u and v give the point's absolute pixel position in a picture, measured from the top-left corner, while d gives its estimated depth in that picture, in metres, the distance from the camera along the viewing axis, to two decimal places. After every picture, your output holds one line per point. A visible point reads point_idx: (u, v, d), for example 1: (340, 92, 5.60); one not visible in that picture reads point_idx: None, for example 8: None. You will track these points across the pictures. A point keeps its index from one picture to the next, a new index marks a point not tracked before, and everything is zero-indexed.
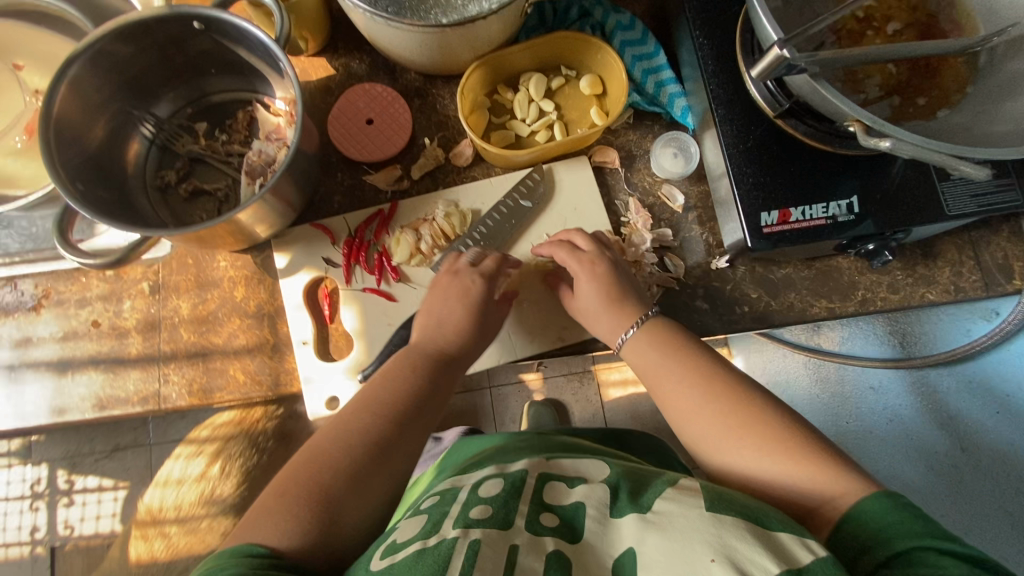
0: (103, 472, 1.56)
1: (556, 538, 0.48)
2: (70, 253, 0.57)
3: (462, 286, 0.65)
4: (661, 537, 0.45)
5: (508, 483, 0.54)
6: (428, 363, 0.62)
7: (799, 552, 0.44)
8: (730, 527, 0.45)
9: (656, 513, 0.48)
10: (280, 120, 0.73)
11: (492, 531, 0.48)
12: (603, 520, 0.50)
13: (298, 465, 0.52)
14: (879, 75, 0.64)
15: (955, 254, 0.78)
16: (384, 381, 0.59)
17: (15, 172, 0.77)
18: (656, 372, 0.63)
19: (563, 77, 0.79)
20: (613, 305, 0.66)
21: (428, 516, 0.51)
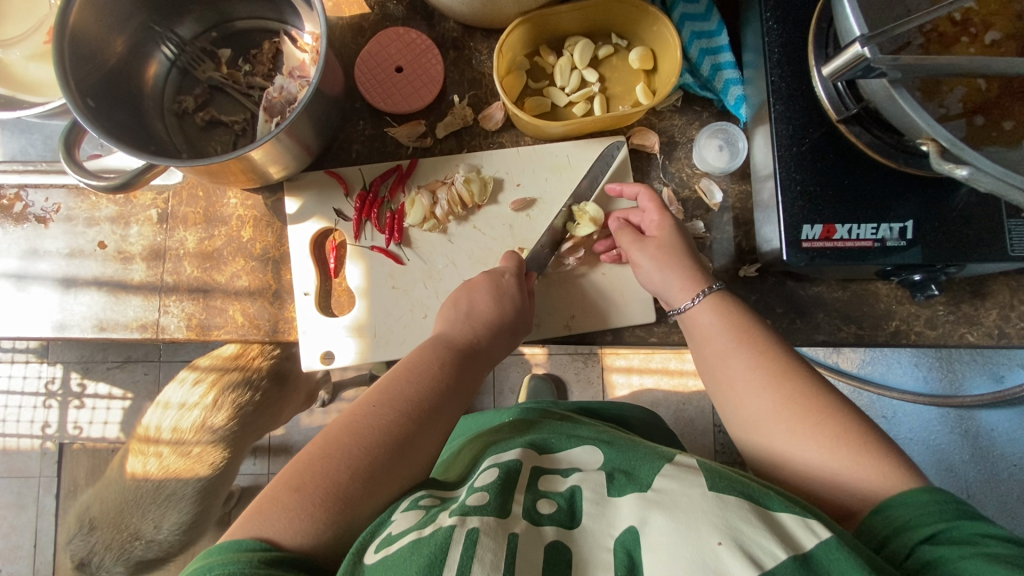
0: (113, 381, 1.62)
1: (555, 528, 0.46)
2: (73, 169, 0.56)
3: (491, 283, 0.65)
4: (669, 516, 0.44)
5: (504, 471, 0.52)
6: (449, 357, 0.60)
7: (800, 534, 0.43)
8: (735, 510, 0.44)
9: (658, 491, 0.47)
10: (305, 56, 0.69)
11: (490, 519, 0.45)
12: (601, 501, 0.48)
13: (390, 404, 0.55)
14: (963, 90, 0.57)
15: (1006, 296, 0.72)
16: (412, 374, 0.57)
17: (37, 79, 0.76)
18: (722, 348, 0.57)
19: (612, 46, 0.73)
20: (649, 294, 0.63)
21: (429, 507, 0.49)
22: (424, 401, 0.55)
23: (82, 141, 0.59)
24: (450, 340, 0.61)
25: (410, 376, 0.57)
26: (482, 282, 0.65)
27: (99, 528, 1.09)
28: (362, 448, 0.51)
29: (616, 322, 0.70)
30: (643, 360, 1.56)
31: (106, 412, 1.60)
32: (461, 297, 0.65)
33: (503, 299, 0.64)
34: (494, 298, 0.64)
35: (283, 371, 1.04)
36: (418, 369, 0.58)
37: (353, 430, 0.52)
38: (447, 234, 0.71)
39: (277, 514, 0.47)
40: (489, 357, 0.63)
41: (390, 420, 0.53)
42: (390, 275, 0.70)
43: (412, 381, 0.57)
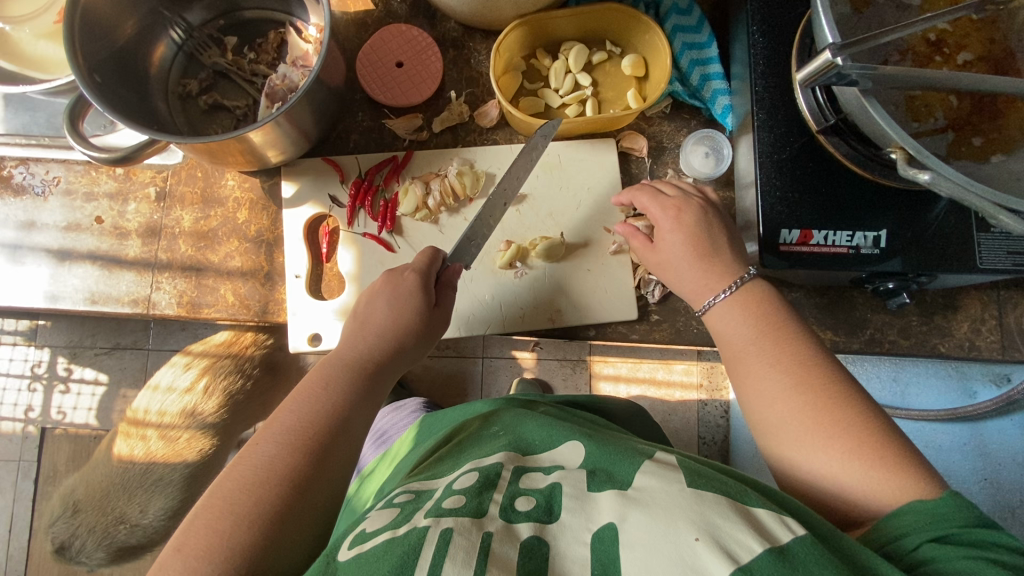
0: (100, 367, 1.61)
1: (529, 524, 0.47)
2: (72, 137, 0.58)
3: (391, 285, 0.63)
4: (647, 512, 0.45)
5: (484, 475, 0.53)
6: (339, 376, 0.58)
7: (777, 529, 0.43)
8: (713, 505, 0.45)
9: (638, 489, 0.48)
10: (309, 47, 0.71)
11: (464, 519, 0.46)
12: (581, 495, 0.49)
13: (273, 434, 0.52)
14: (938, 106, 0.60)
15: (978, 310, 0.74)
16: (301, 400, 0.55)
17: (44, 57, 0.78)
18: (741, 348, 0.57)
19: (606, 53, 0.75)
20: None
21: (405, 508, 0.50)
22: (305, 422, 0.53)
23: (86, 113, 0.61)
24: (342, 358, 0.59)
25: (292, 401, 0.55)
26: (381, 289, 0.63)
27: (82, 510, 1.08)
28: (248, 490, 0.49)
29: (600, 317, 0.72)
30: (631, 368, 1.57)
31: (91, 397, 1.60)
32: (361, 309, 0.63)
33: (399, 301, 0.62)
34: (390, 302, 0.62)
35: (276, 361, 1.03)
36: (307, 394, 0.56)
37: (240, 472, 0.50)
38: (437, 225, 0.73)
39: (167, 566, 0.45)
40: (391, 368, 0.61)
41: (275, 453, 0.51)
42: (380, 262, 0.71)
43: (294, 405, 0.55)
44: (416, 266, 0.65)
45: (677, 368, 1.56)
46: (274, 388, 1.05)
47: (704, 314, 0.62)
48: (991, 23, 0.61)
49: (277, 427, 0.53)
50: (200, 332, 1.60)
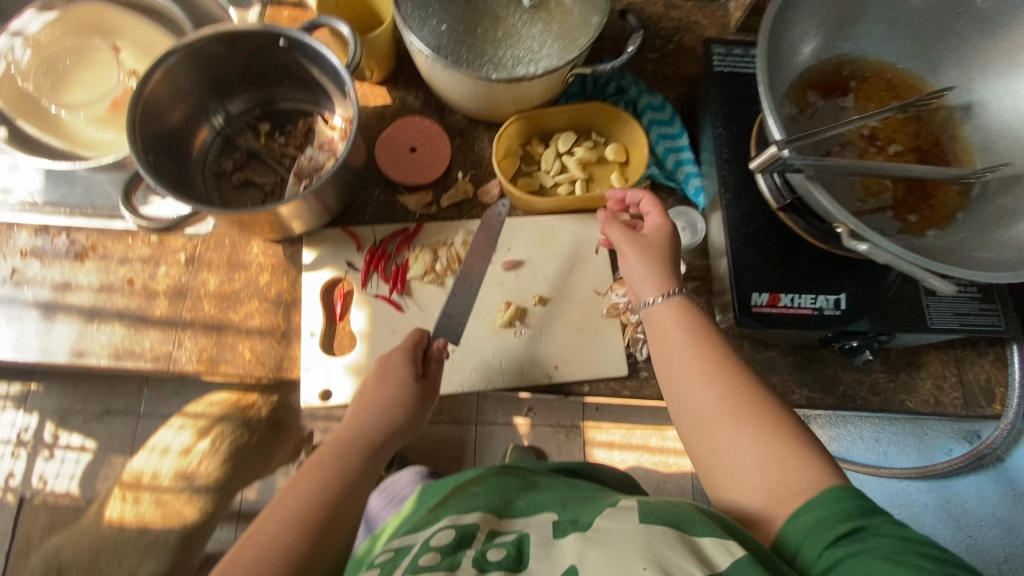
0: (88, 433, 1.59)
1: (500, 572, 0.49)
2: (128, 210, 0.65)
3: (381, 367, 0.69)
4: (602, 549, 0.47)
5: (460, 532, 0.54)
6: (338, 455, 0.60)
7: (721, 555, 0.46)
8: (662, 540, 0.47)
9: (597, 529, 0.50)
10: (334, 133, 0.81)
11: (439, 575, 0.48)
12: (547, 544, 0.52)
13: (272, 510, 0.54)
14: (875, 189, 0.70)
15: (938, 368, 0.81)
16: (301, 482, 0.57)
17: (94, 138, 0.88)
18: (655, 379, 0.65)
19: (593, 141, 0.87)
20: (652, 266, 0.65)
21: (382, 569, 0.53)
22: (305, 491, 0.55)
23: (138, 187, 0.68)
24: (343, 438, 0.63)
25: (290, 482, 0.58)
26: (373, 373, 0.69)
27: (67, 573, 1.05)
28: (251, 573, 0.48)
29: (594, 374, 0.76)
30: (624, 434, 1.59)
31: (75, 464, 1.56)
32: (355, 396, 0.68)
33: (388, 380, 0.68)
34: (380, 382, 0.68)
35: (280, 420, 1.04)
36: (308, 475, 0.57)
37: (242, 554, 0.50)
38: (443, 288, 0.80)
39: None
40: (387, 440, 0.65)
41: (274, 529, 0.52)
42: (390, 321, 0.77)
43: (290, 483, 0.57)
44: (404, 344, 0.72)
45: (669, 434, 1.58)
46: (269, 445, 1.04)
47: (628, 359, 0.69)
48: (913, 120, 0.73)
49: (279, 504, 0.55)
50: (194, 397, 1.61)
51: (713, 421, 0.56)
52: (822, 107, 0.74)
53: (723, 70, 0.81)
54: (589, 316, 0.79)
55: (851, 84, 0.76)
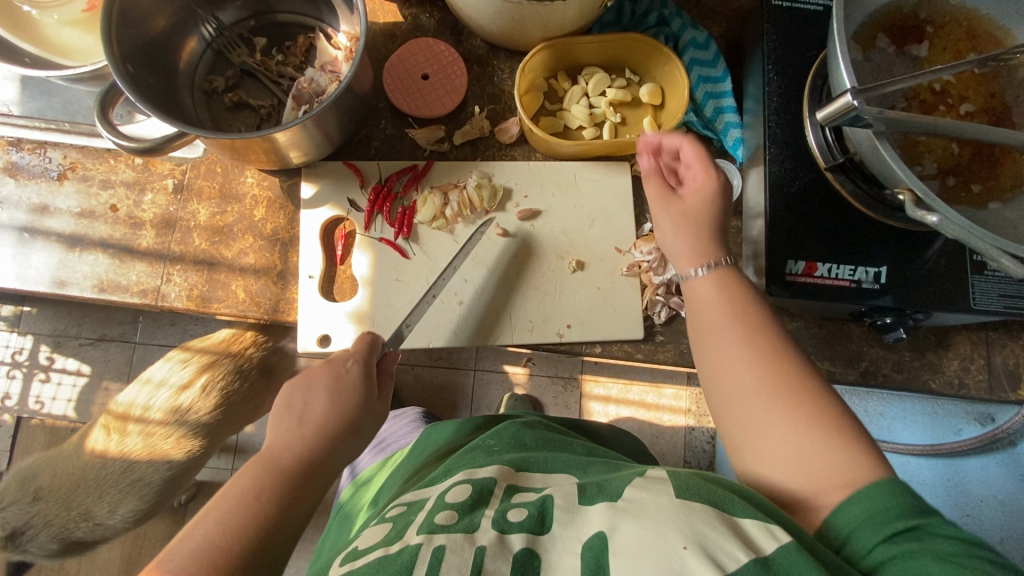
0: (83, 358, 1.57)
1: (522, 535, 0.46)
2: (105, 129, 0.58)
3: (332, 375, 0.59)
4: (636, 522, 0.44)
5: (477, 489, 0.52)
6: (273, 482, 0.53)
7: (763, 539, 0.42)
8: (701, 515, 0.44)
9: (627, 500, 0.47)
10: (338, 53, 0.73)
11: (456, 536, 0.46)
12: (571, 509, 0.49)
13: (201, 544, 0.48)
14: (939, 152, 0.63)
15: (967, 348, 0.77)
16: (222, 513, 0.51)
17: (70, 44, 0.78)
18: (717, 322, 0.54)
19: (626, 80, 0.78)
20: (696, 235, 0.59)
21: (398, 523, 0.51)
22: (237, 535, 0.49)
23: (116, 103, 0.61)
24: (275, 463, 0.55)
25: (217, 506, 0.51)
26: (320, 380, 0.59)
27: (42, 500, 1.02)
28: None
29: (607, 335, 0.73)
30: (621, 390, 1.58)
31: (72, 388, 1.56)
32: (296, 397, 0.58)
33: (339, 394, 0.58)
34: (329, 394, 0.58)
35: (271, 365, 1.02)
36: (233, 503, 0.51)
37: (193, 538, 0.49)
38: (453, 235, 0.74)
39: None
40: (327, 473, 0.56)
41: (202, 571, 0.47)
42: (394, 267, 0.72)
43: (215, 512, 0.51)
44: (358, 352, 0.62)
45: (666, 391, 1.57)
46: (260, 391, 1.04)
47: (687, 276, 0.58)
48: (988, 78, 0.64)
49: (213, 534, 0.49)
50: (190, 328, 1.59)
51: (732, 377, 0.51)
52: (890, 54, 0.66)
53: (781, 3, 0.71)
54: (609, 275, 0.74)
55: (926, 28, 0.67)
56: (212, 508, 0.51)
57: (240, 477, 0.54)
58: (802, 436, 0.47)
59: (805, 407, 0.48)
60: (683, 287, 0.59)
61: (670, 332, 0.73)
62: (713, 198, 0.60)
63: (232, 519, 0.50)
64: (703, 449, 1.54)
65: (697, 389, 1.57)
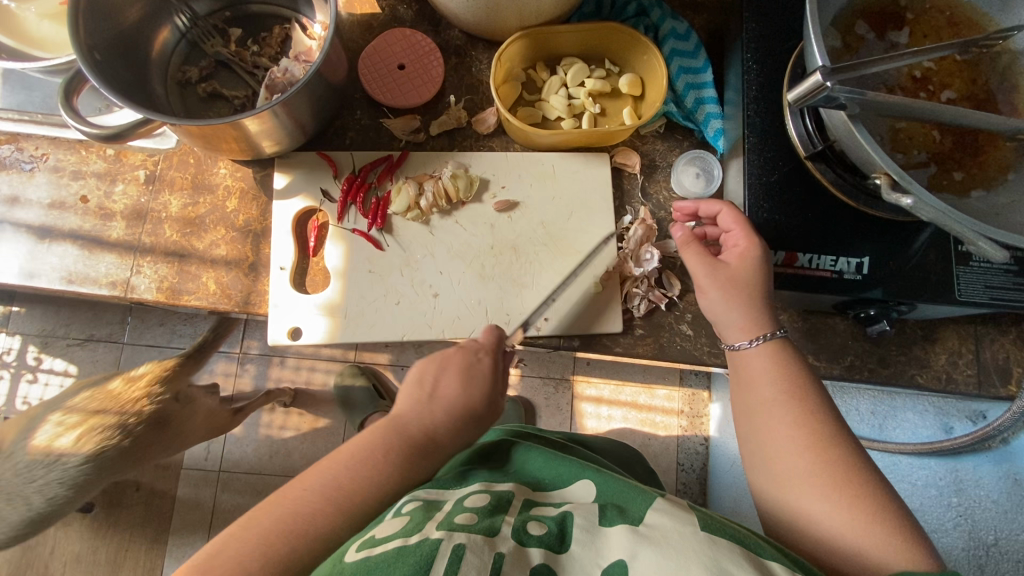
0: (70, 358, 1.56)
1: (541, 550, 0.45)
2: (70, 116, 0.57)
3: (448, 357, 0.59)
4: (659, 551, 0.43)
5: (495, 499, 0.53)
6: (398, 450, 0.52)
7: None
8: (725, 550, 0.43)
9: (649, 527, 0.46)
10: (313, 43, 0.72)
11: (476, 537, 0.45)
12: (592, 528, 0.48)
13: (291, 499, 0.48)
14: (921, 139, 0.62)
15: (955, 342, 0.75)
16: (339, 466, 0.50)
17: (47, 36, 0.78)
18: (763, 391, 0.56)
19: (605, 71, 0.77)
20: (748, 300, 0.59)
21: (413, 519, 0.49)
22: (355, 491, 0.49)
23: (82, 90, 0.60)
24: (404, 427, 0.54)
25: (318, 468, 0.50)
26: (455, 363, 0.58)
27: None
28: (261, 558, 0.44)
29: (584, 329, 0.71)
30: (613, 391, 1.56)
31: (58, 388, 1.55)
32: (430, 378, 0.57)
33: (470, 383, 0.57)
34: (461, 380, 0.57)
35: (166, 416, 0.87)
36: (349, 465, 0.50)
37: (251, 538, 0.46)
38: (428, 226, 0.72)
39: None
40: (448, 452, 0.56)
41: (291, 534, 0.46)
42: (368, 259, 0.71)
43: (321, 477, 0.49)
44: (483, 344, 0.61)
45: (659, 393, 1.55)
46: (152, 447, 0.88)
47: (735, 349, 0.60)
48: (970, 65, 0.63)
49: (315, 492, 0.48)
50: (178, 328, 1.58)
51: (775, 441, 0.53)
52: (871, 41, 0.65)
53: None
54: (586, 268, 0.73)
55: (907, 15, 0.66)
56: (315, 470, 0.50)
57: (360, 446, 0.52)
58: (823, 498, 0.49)
59: (834, 457, 0.50)
60: (731, 359, 0.61)
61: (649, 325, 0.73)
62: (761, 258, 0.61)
63: (360, 479, 0.49)
64: (696, 451, 1.52)
65: (690, 389, 1.55)
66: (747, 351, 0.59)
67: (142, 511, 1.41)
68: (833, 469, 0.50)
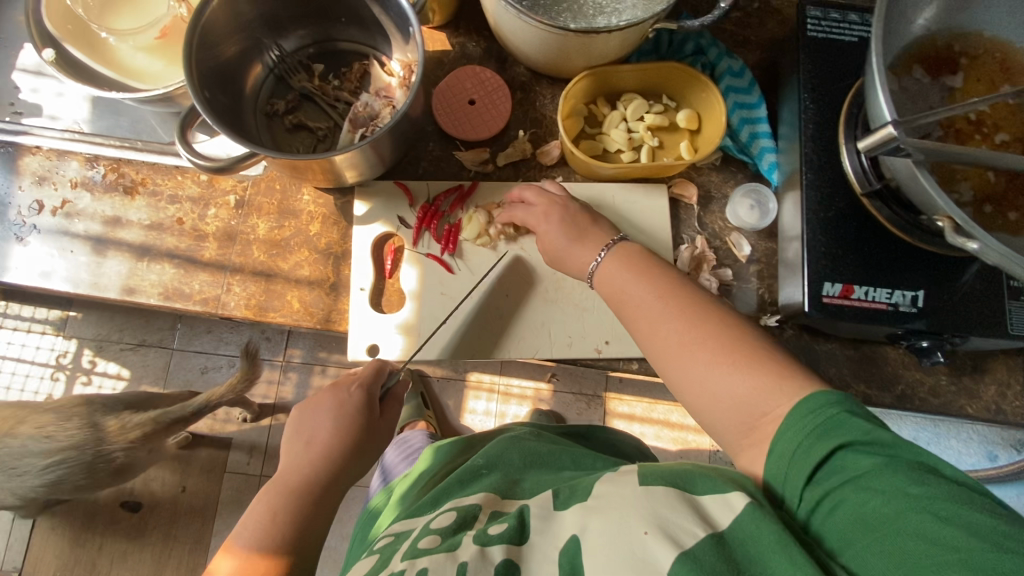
0: (123, 362, 1.64)
1: (503, 545, 0.49)
2: (184, 148, 0.63)
3: (336, 399, 0.68)
4: (603, 518, 0.47)
5: (461, 516, 0.55)
6: (285, 501, 0.63)
7: (720, 514, 0.45)
8: (660, 498, 0.47)
9: (597, 496, 0.50)
10: (392, 80, 0.78)
11: (439, 557, 0.49)
12: (547, 514, 0.52)
13: (251, 539, 0.61)
14: (976, 180, 0.64)
15: (1004, 374, 0.77)
16: (253, 525, 0.62)
17: (143, 69, 0.84)
18: (620, 285, 0.64)
19: (663, 106, 0.81)
20: (600, 234, 0.68)
21: (383, 554, 0.55)
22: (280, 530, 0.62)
23: (194, 125, 0.66)
24: (286, 483, 0.64)
25: (260, 505, 0.64)
26: (325, 407, 0.68)
27: None
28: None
29: (645, 353, 0.74)
30: (644, 408, 1.58)
31: (111, 391, 1.62)
32: (303, 421, 0.68)
33: (340, 419, 0.67)
34: (332, 418, 0.67)
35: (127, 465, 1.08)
36: (260, 519, 0.62)
37: (247, 529, 0.62)
38: (496, 252, 0.77)
39: None
40: (335, 487, 0.66)
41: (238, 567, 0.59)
42: (440, 281, 0.75)
43: (263, 510, 0.63)
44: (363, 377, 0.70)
45: None
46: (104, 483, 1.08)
47: (593, 270, 0.67)
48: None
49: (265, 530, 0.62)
50: (226, 336, 1.64)
51: (654, 330, 0.59)
52: (926, 84, 0.68)
53: (817, 35, 0.74)
54: None
55: (961, 60, 0.69)
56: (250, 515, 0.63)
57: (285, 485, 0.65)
58: (771, 391, 0.51)
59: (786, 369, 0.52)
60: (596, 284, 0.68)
61: None
62: (549, 212, 0.70)
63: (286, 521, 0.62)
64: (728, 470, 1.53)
65: None
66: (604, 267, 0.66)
67: (189, 513, 1.47)
68: (764, 367, 0.52)
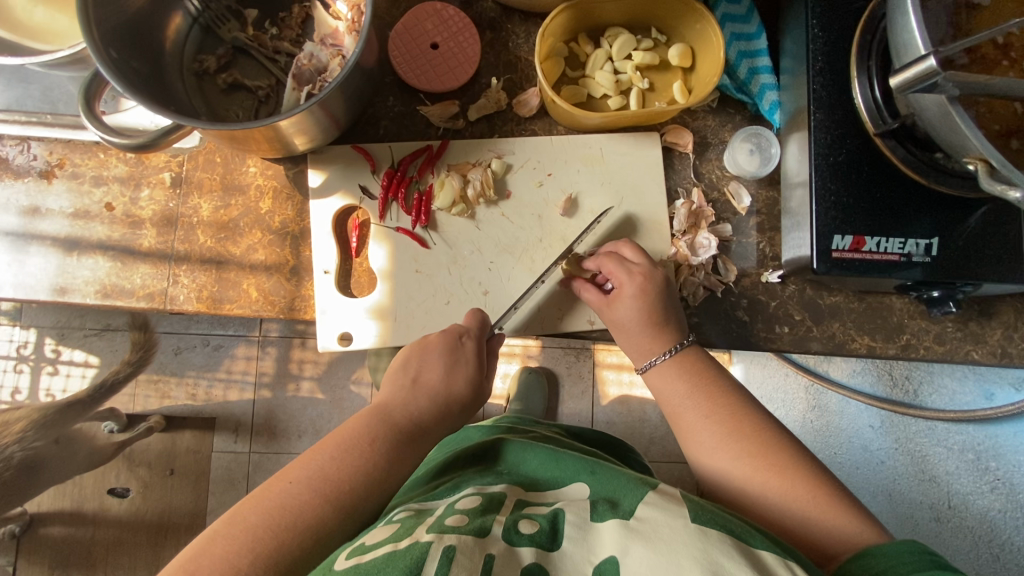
0: (89, 349, 1.55)
1: (532, 550, 0.44)
2: (94, 125, 0.53)
3: (448, 346, 0.61)
4: (651, 545, 0.43)
5: (486, 500, 0.51)
6: (385, 434, 0.55)
7: (779, 569, 0.42)
8: (717, 543, 0.43)
9: (640, 519, 0.45)
10: (339, 24, 0.67)
11: (467, 538, 0.44)
12: (582, 525, 0.46)
13: (329, 473, 0.51)
14: (1000, 114, 0.57)
15: (1011, 316, 0.73)
16: (337, 449, 0.52)
17: (44, 26, 0.71)
18: (677, 405, 0.61)
19: (652, 41, 0.71)
20: (652, 326, 0.62)
21: (403, 524, 0.47)
22: (358, 473, 0.51)
23: (102, 92, 0.55)
24: (389, 415, 0.57)
25: (336, 434, 0.54)
26: (435, 348, 0.61)
27: None
28: (274, 531, 0.47)
29: None
30: None
31: (80, 380, 1.54)
32: (412, 358, 0.61)
33: (455, 368, 0.61)
34: (445, 366, 0.60)
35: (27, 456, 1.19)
36: (344, 447, 0.53)
37: (266, 504, 0.48)
38: (474, 221, 0.69)
39: None
40: (431, 437, 0.58)
41: (309, 504, 0.49)
42: (414, 258, 0.68)
43: (333, 441, 0.53)
44: (471, 329, 0.63)
45: None
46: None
47: (642, 369, 0.64)
48: None
49: (342, 461, 0.52)
50: None
51: (699, 435, 0.59)
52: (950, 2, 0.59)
53: None
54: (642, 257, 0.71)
55: None
56: (326, 443, 0.53)
57: (360, 427, 0.55)
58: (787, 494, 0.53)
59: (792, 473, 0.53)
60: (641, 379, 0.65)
61: (703, 312, 0.72)
62: (646, 297, 0.62)
63: (370, 465, 0.52)
64: None
65: None
66: (650, 371, 0.63)
67: (177, 496, 1.43)
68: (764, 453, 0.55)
